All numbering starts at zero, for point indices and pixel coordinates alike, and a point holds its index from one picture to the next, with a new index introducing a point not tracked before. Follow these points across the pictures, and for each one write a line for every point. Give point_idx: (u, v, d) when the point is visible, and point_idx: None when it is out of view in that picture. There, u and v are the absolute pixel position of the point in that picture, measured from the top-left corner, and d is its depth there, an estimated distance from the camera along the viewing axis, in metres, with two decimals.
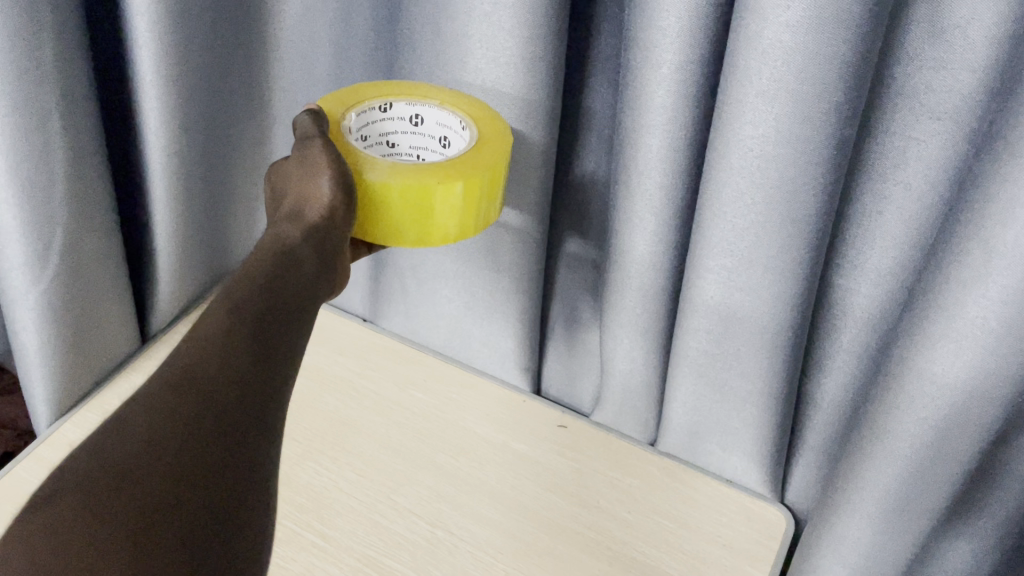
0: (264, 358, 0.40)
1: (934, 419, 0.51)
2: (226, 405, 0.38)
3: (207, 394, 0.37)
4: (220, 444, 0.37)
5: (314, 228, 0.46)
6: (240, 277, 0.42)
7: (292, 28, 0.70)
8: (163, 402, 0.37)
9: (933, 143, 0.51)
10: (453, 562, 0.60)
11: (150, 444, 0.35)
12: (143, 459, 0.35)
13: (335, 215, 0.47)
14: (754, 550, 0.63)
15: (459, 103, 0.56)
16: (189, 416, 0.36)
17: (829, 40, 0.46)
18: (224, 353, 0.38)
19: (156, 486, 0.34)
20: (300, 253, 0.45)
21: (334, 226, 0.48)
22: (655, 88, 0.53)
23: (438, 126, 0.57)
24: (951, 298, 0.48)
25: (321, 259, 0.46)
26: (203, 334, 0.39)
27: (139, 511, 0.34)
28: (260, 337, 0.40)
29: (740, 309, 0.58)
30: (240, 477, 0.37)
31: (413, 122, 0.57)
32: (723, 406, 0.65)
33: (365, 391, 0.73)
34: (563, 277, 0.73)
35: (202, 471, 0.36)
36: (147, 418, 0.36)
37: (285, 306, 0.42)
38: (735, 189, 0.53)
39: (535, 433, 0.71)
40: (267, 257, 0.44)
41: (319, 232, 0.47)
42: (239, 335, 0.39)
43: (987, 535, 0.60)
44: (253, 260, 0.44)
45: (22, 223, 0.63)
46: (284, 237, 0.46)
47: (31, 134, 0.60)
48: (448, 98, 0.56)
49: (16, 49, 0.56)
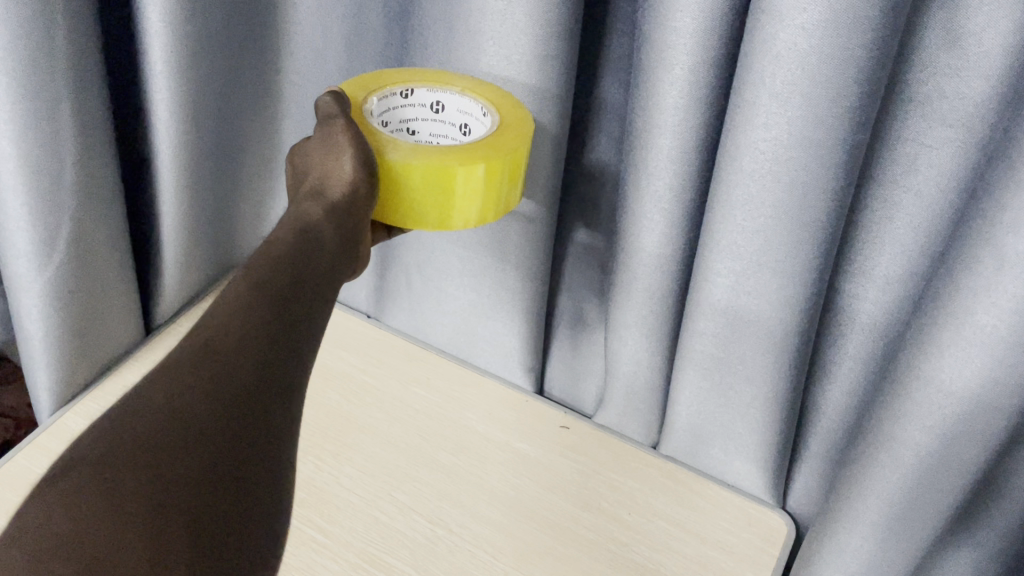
0: (285, 345, 0.39)
1: (940, 429, 0.51)
2: (245, 391, 0.37)
3: (227, 379, 0.37)
4: (238, 433, 0.36)
5: (336, 206, 0.47)
6: (263, 256, 0.42)
7: (304, 23, 0.70)
8: (183, 379, 0.37)
9: (946, 151, 0.51)
10: (455, 561, 0.60)
11: (171, 423, 0.35)
12: (161, 442, 0.35)
13: (357, 194, 0.47)
14: (754, 556, 0.63)
15: (480, 90, 0.55)
16: (208, 397, 0.36)
17: (845, 44, 0.45)
18: (241, 334, 0.38)
19: (172, 472, 0.34)
20: (321, 235, 0.45)
21: (357, 206, 0.47)
22: (667, 89, 0.52)
23: (459, 114, 0.57)
24: (961, 307, 0.47)
25: (342, 239, 0.46)
26: (221, 316, 0.39)
27: (156, 503, 0.33)
28: (279, 320, 0.40)
29: (747, 313, 0.58)
30: (258, 468, 0.37)
31: (434, 109, 0.57)
32: (727, 410, 0.65)
33: (369, 387, 0.73)
34: (569, 278, 0.73)
35: (221, 461, 0.35)
36: (165, 398, 0.36)
37: (304, 286, 0.42)
38: (746, 192, 0.52)
39: (539, 434, 0.70)
40: (289, 236, 0.44)
41: (340, 211, 0.47)
42: (257, 315, 0.39)
43: (988, 548, 0.60)
44: (276, 237, 0.44)
45: (30, 211, 0.63)
46: (305, 213, 0.46)
47: (42, 121, 0.60)
48: (469, 86, 0.56)
49: (30, 36, 0.56)
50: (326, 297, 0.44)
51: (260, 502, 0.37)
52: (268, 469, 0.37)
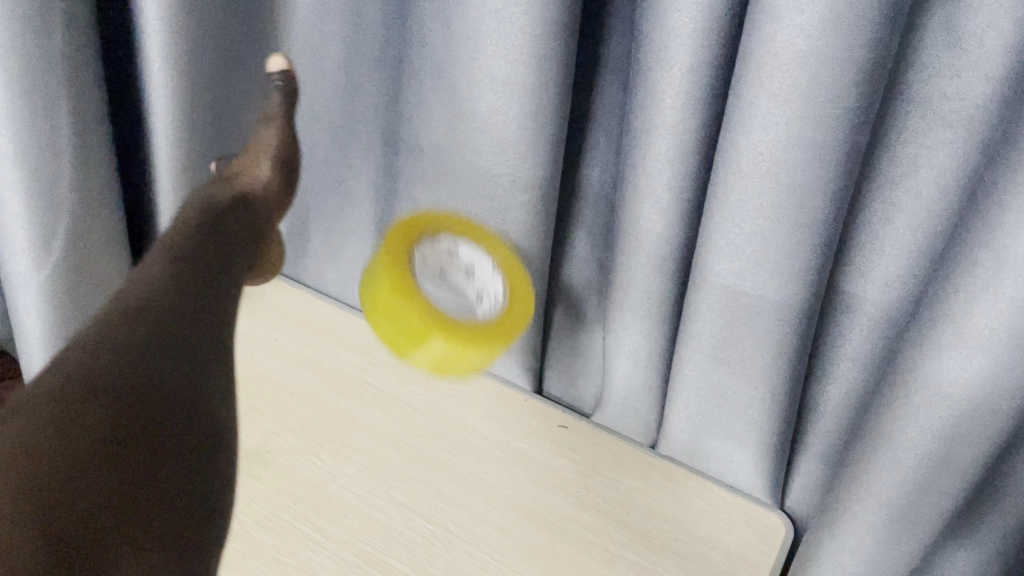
0: (218, 331, 0.46)
1: (939, 430, 0.51)
2: (166, 377, 0.42)
3: (195, 358, 0.44)
4: (171, 416, 0.41)
5: (181, 261, 0.48)
6: (155, 278, 0.46)
7: (302, 20, 0.70)
8: (127, 352, 0.41)
9: (945, 152, 0.51)
10: (452, 560, 0.60)
11: (131, 408, 0.40)
12: (116, 432, 0.38)
13: (202, 251, 0.49)
14: (753, 556, 0.63)
15: (500, 256, 0.68)
16: (152, 382, 0.41)
17: (844, 44, 0.45)
18: (178, 314, 0.45)
19: (127, 460, 0.38)
20: (227, 217, 0.54)
21: (217, 272, 0.49)
22: (666, 89, 0.52)
23: (476, 275, 0.68)
24: (958, 309, 0.47)
25: (195, 292, 0.46)
26: (145, 285, 0.45)
27: (109, 492, 0.37)
28: (206, 301, 0.47)
29: (746, 313, 0.58)
30: (198, 450, 0.42)
31: (461, 265, 0.68)
32: (725, 410, 0.65)
33: (368, 386, 0.73)
34: (568, 278, 0.73)
35: (179, 440, 0.41)
36: (115, 385, 0.40)
37: (191, 268, 0.48)
38: (744, 193, 0.52)
39: (536, 432, 0.70)
40: (163, 278, 0.46)
41: (183, 263, 0.48)
42: (196, 299, 0.46)
43: (987, 550, 0.59)
44: (146, 273, 0.46)
45: (27, 209, 0.63)
46: (153, 265, 0.47)
47: (39, 119, 0.60)
48: (500, 260, 0.68)
49: (27, 34, 0.56)
50: (235, 276, 0.50)
51: (195, 485, 0.42)
52: (202, 454, 0.43)
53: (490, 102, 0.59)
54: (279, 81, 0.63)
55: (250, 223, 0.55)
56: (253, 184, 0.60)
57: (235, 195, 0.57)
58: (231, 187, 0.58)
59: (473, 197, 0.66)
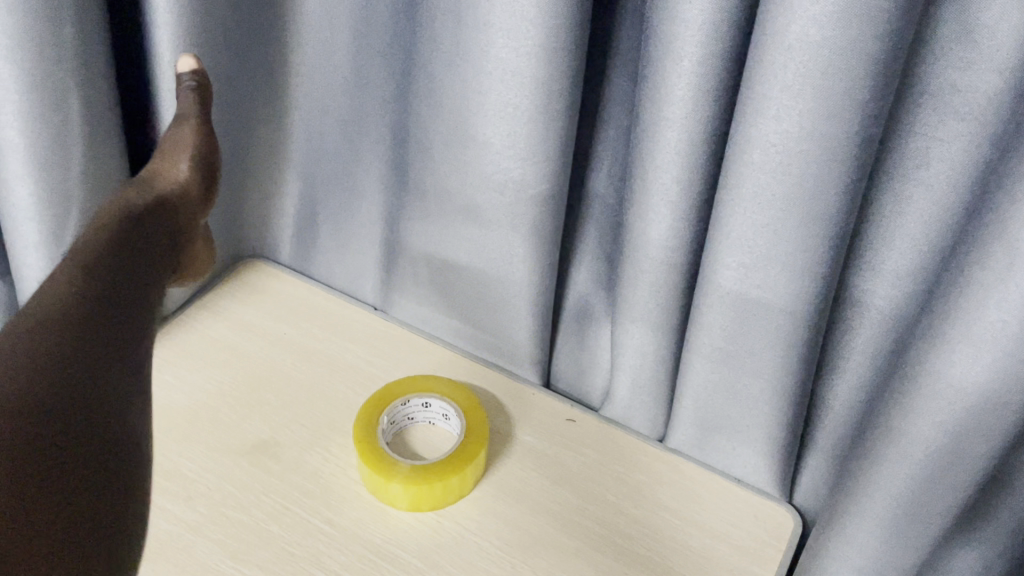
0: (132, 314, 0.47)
1: (949, 423, 0.51)
2: (87, 368, 0.43)
3: (105, 347, 0.44)
4: (99, 402, 0.43)
5: (90, 292, 0.45)
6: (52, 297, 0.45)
7: (312, 13, 0.70)
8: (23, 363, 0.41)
9: (957, 144, 0.51)
10: (459, 553, 0.60)
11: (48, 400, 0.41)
12: (39, 427, 0.40)
13: (65, 275, 0.46)
14: (760, 549, 0.63)
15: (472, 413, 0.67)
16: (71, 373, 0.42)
17: (857, 36, 0.45)
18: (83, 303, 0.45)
19: (54, 451, 0.40)
20: (139, 216, 0.53)
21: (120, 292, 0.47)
22: (676, 81, 0.52)
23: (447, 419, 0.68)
24: (970, 301, 0.47)
25: (107, 318, 0.45)
26: (61, 285, 0.45)
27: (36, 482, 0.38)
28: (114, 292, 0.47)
29: (755, 306, 0.58)
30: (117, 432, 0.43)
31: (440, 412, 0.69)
32: (734, 404, 0.65)
33: (379, 380, 0.73)
34: (577, 271, 0.73)
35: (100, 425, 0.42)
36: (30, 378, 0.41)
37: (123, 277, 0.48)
38: (755, 185, 0.52)
39: (543, 426, 0.70)
40: (69, 304, 0.44)
41: (93, 294, 0.45)
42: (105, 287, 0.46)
43: (997, 544, 0.59)
44: (60, 305, 0.44)
45: (37, 200, 0.65)
46: (66, 285, 0.45)
47: (48, 111, 0.62)
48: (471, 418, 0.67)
49: (37, 27, 0.58)
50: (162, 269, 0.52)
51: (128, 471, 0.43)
52: (124, 439, 0.43)
53: (500, 94, 0.59)
54: (190, 81, 0.62)
55: (168, 225, 0.55)
56: (167, 184, 0.59)
57: (148, 199, 0.56)
58: (148, 191, 0.57)
59: (482, 191, 0.66)
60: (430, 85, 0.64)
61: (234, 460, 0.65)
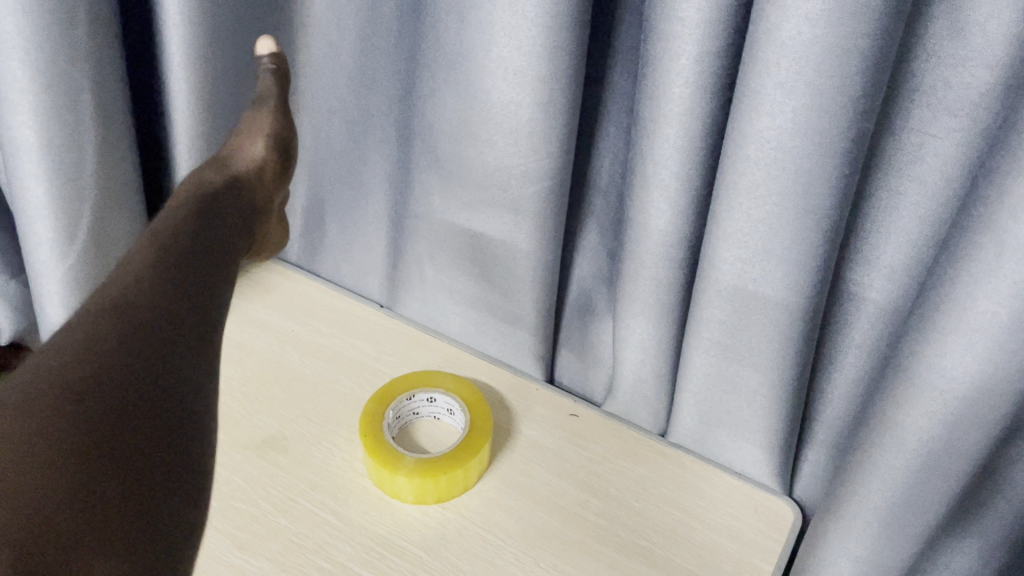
0: (200, 306, 0.47)
1: (943, 414, 0.52)
2: (152, 357, 0.43)
3: (170, 339, 0.44)
4: (159, 392, 0.43)
5: (144, 278, 0.46)
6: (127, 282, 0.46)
7: (319, 14, 0.71)
8: (93, 350, 0.42)
9: (950, 140, 0.52)
10: (466, 543, 0.61)
11: (107, 388, 0.41)
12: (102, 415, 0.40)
13: (132, 261, 0.47)
14: (760, 542, 0.64)
15: (473, 405, 0.68)
16: (134, 363, 0.43)
17: (848, 34, 0.46)
18: (152, 296, 0.45)
19: (108, 443, 0.40)
20: (217, 201, 0.54)
21: (185, 272, 0.47)
22: (673, 78, 0.53)
23: (452, 412, 0.69)
24: (962, 292, 0.48)
25: (166, 304, 0.45)
26: (131, 274, 0.46)
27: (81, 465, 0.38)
28: (182, 287, 0.47)
29: (753, 300, 0.59)
30: (177, 434, 0.43)
31: (448, 409, 0.70)
32: (733, 397, 0.66)
33: (384, 376, 0.74)
34: (579, 266, 0.75)
35: (154, 428, 0.42)
36: (99, 363, 0.42)
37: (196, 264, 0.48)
38: (751, 181, 0.53)
39: (545, 420, 0.72)
40: (126, 283, 0.46)
41: (145, 278, 0.46)
42: (173, 275, 0.47)
43: (992, 535, 0.60)
44: (126, 287, 0.46)
45: (51, 198, 0.67)
46: (118, 277, 0.46)
47: (63, 111, 0.63)
48: (473, 411, 0.67)
49: (52, 28, 0.60)
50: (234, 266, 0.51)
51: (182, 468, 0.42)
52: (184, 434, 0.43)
53: (504, 92, 0.61)
54: (269, 65, 0.66)
55: (243, 199, 0.57)
56: (243, 162, 0.61)
57: (223, 176, 0.58)
58: (226, 167, 0.59)
59: (485, 187, 0.68)
60: (435, 84, 0.65)
61: (243, 454, 0.67)
